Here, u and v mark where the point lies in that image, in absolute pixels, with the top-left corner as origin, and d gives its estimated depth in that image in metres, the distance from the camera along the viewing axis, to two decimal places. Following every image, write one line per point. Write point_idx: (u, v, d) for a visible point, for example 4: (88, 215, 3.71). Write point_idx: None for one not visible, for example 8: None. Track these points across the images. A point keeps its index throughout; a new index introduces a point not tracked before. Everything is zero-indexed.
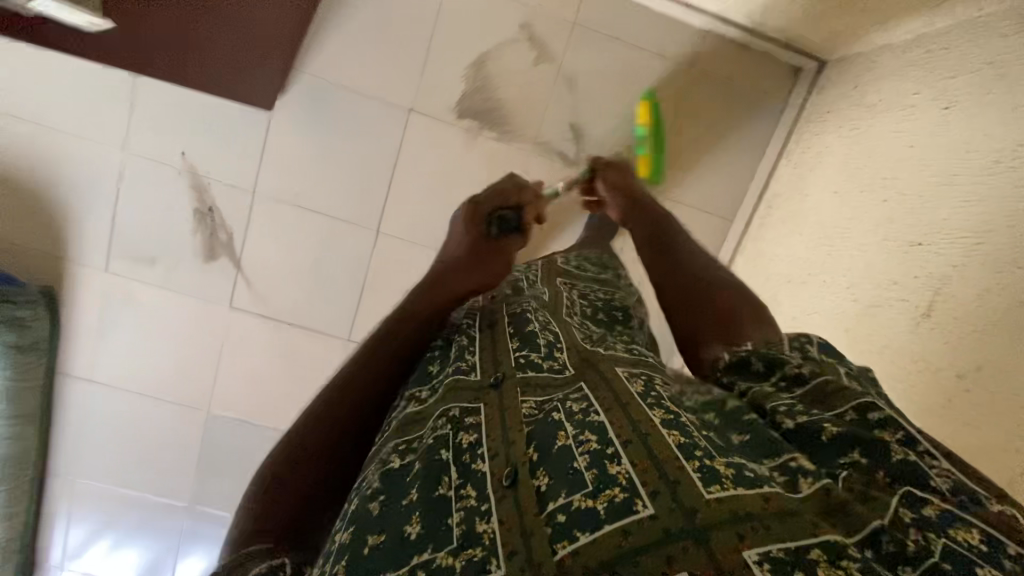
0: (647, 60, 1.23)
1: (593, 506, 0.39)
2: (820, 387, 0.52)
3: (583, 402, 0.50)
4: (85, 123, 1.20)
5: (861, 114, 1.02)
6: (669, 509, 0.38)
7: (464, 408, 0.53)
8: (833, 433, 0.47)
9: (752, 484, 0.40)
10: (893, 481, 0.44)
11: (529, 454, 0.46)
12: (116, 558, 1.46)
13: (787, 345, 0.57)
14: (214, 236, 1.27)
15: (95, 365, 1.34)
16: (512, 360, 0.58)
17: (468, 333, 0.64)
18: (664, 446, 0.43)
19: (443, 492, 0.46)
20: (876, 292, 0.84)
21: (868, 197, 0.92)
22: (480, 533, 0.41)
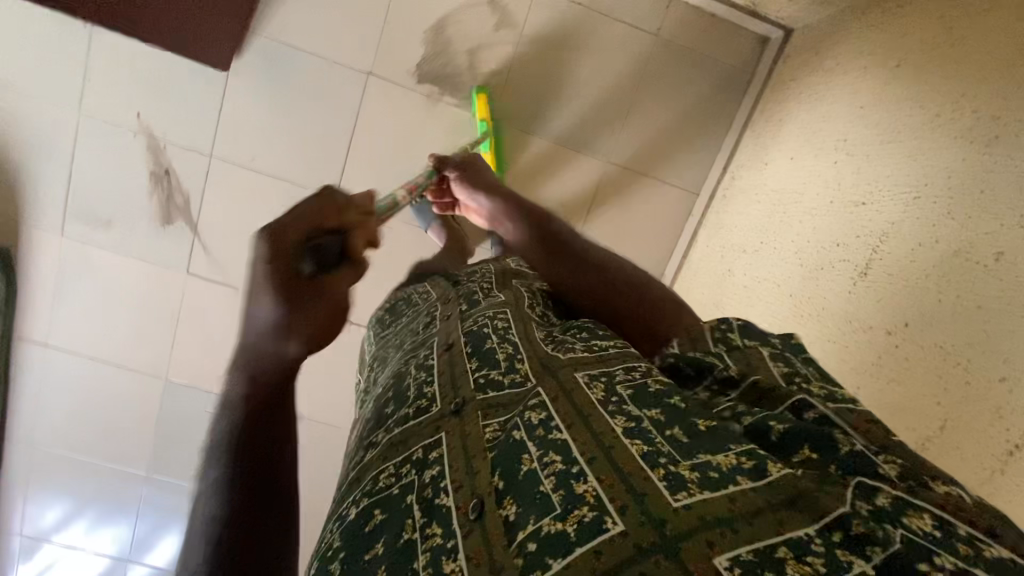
0: (611, 27, 1.20)
1: (563, 528, 0.37)
2: (754, 387, 0.49)
3: (543, 414, 0.47)
4: (36, 81, 1.18)
5: (820, 80, 0.99)
6: (638, 522, 0.37)
7: (425, 446, 0.49)
8: (781, 430, 0.43)
9: (716, 485, 0.38)
10: (845, 474, 0.39)
11: (494, 483, 0.43)
12: (90, 530, 1.49)
13: (710, 340, 0.55)
14: (171, 200, 1.26)
15: (53, 330, 1.33)
16: (471, 382, 0.54)
17: (425, 361, 0.60)
18: (628, 457, 0.41)
19: (408, 536, 0.42)
20: (820, 254, 0.82)
21: (820, 160, 0.90)
22: (448, 573, 0.39)
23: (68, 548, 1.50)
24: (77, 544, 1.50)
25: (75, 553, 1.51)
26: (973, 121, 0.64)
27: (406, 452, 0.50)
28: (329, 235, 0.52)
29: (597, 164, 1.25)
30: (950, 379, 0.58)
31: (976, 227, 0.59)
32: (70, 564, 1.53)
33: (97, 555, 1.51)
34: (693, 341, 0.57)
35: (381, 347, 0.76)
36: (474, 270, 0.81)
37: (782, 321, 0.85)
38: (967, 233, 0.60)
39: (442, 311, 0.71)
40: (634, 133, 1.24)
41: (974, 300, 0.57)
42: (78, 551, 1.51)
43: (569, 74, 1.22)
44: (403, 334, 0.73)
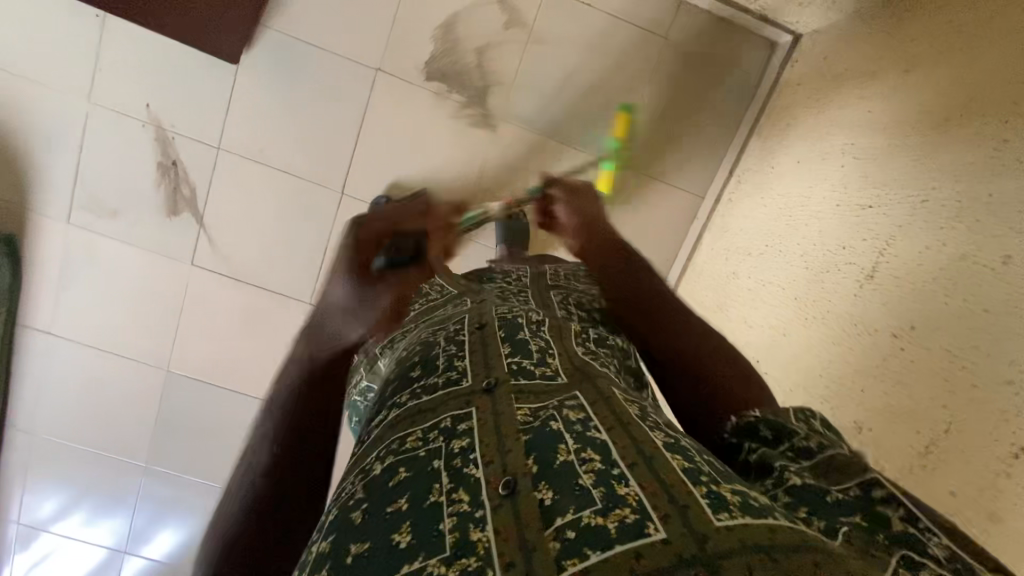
0: (620, 29, 1.21)
1: (604, 524, 0.34)
2: (827, 458, 0.42)
3: (582, 414, 0.45)
4: (48, 70, 1.19)
5: (828, 84, 0.99)
6: (681, 533, 0.34)
7: (455, 414, 0.45)
8: (837, 497, 0.38)
9: (758, 514, 0.36)
10: (891, 543, 0.35)
11: (529, 464, 0.40)
12: (86, 521, 1.48)
13: (793, 413, 0.47)
14: (177, 191, 1.26)
15: (57, 318, 1.33)
16: (506, 364, 0.50)
17: (455, 335, 0.56)
18: (670, 469, 0.39)
19: (434, 499, 0.39)
20: (826, 257, 0.81)
21: (827, 164, 0.90)
22: (475, 541, 0.35)
23: (67, 538, 1.50)
24: (76, 535, 1.50)
25: (75, 544, 1.51)
26: (982, 125, 0.64)
27: (434, 419, 0.46)
28: (407, 239, 0.68)
29: (604, 165, 1.26)
30: (957, 382, 0.57)
31: (984, 230, 0.59)
32: (69, 555, 1.52)
33: (96, 546, 1.51)
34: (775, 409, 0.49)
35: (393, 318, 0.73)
36: (509, 273, 0.79)
37: (787, 324, 0.85)
38: (975, 236, 0.60)
39: (462, 286, 0.68)
40: (640, 133, 1.24)
41: (980, 304, 0.57)
42: (77, 542, 1.50)
43: (577, 75, 1.22)
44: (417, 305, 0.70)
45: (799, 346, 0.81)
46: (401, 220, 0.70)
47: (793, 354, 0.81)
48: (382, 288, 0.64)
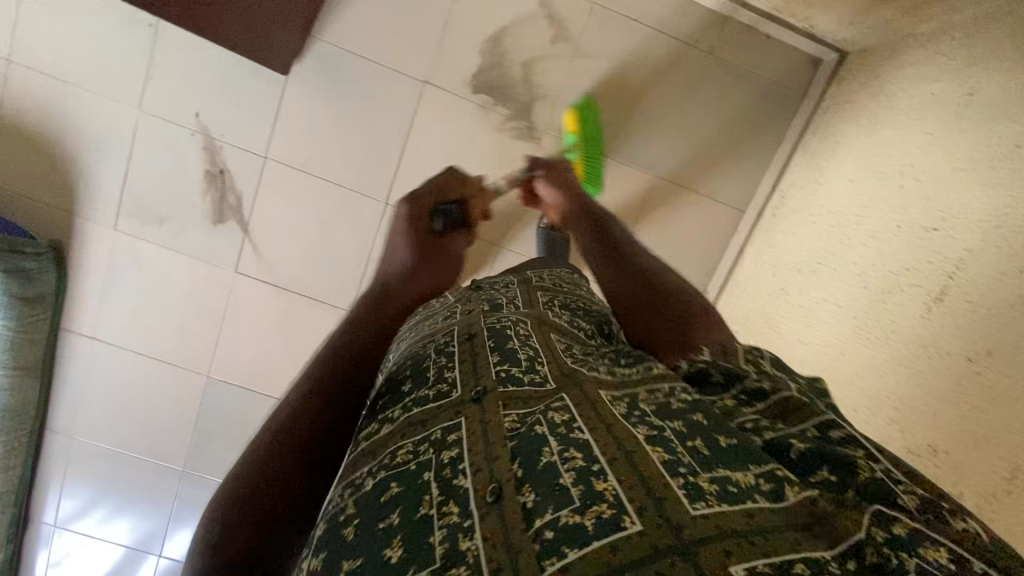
0: (666, 44, 1.22)
1: (580, 521, 0.37)
2: (782, 402, 0.51)
3: (567, 415, 0.47)
4: (101, 80, 1.21)
5: (881, 104, 1.00)
6: (657, 525, 0.36)
7: (445, 426, 0.48)
8: (800, 449, 0.45)
9: (734, 500, 0.38)
10: (862, 499, 0.40)
11: (514, 469, 0.42)
12: (116, 522, 1.51)
13: (742, 356, 0.58)
14: (223, 199, 1.27)
15: (99, 323, 1.35)
16: (493, 373, 0.54)
17: (444, 347, 0.60)
18: (647, 462, 0.41)
19: (425, 511, 0.42)
20: (887, 277, 0.82)
21: (883, 184, 0.91)
22: (464, 551, 0.37)
23: (86, 536, 1.52)
24: (93, 533, 1.52)
25: (94, 542, 1.53)
26: None
27: (426, 431, 0.49)
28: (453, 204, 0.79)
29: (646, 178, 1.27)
30: None
31: None
32: (88, 554, 1.54)
33: (114, 544, 1.53)
34: (726, 352, 0.58)
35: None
36: (500, 282, 0.81)
37: (846, 342, 0.86)
38: None
39: (463, 310, 0.68)
40: (681, 146, 1.25)
41: None
42: (94, 539, 1.53)
43: (622, 88, 1.23)
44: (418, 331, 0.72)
45: (860, 364, 0.82)
46: (445, 189, 0.81)
47: (854, 372, 0.83)
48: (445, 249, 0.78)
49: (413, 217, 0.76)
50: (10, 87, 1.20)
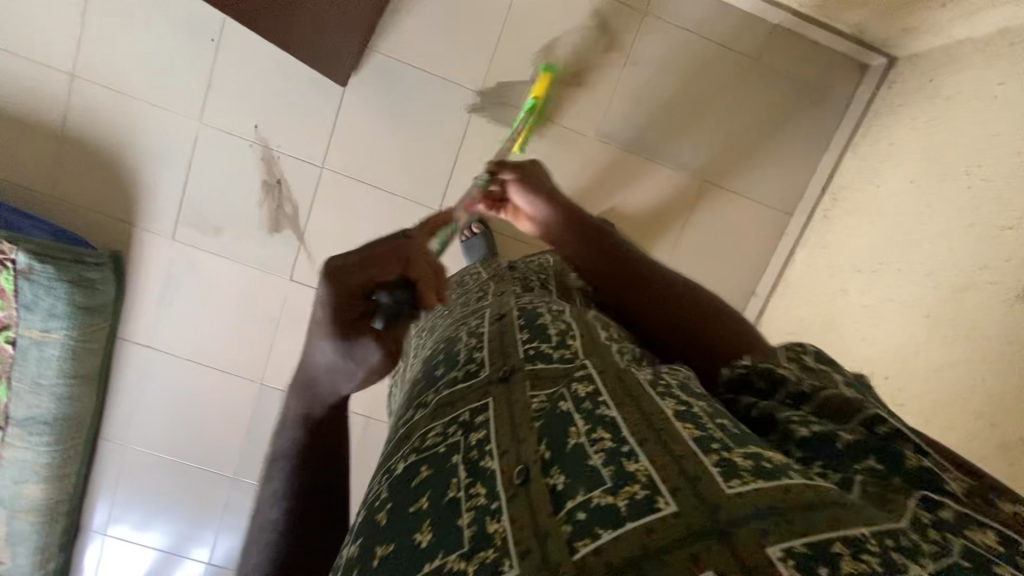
0: (715, 52, 1.24)
1: (613, 503, 0.38)
2: (827, 401, 0.51)
3: (591, 387, 0.48)
4: (164, 94, 1.23)
5: (939, 107, 1.02)
6: (693, 504, 0.36)
7: (473, 408, 0.50)
8: (847, 441, 0.45)
9: (772, 477, 0.38)
10: (905, 483, 0.41)
11: (540, 451, 0.44)
12: (159, 529, 1.51)
13: (784, 358, 0.61)
14: (280, 209, 1.30)
15: (156, 332, 1.37)
16: (520, 353, 0.56)
17: (477, 329, 0.63)
18: (680, 441, 0.41)
19: (452, 495, 0.43)
20: (963, 276, 0.84)
21: (949, 185, 0.92)
22: (492, 533, 0.39)
23: (121, 541, 1.52)
24: (129, 538, 1.52)
25: (129, 546, 1.52)
26: None
27: (455, 413, 0.51)
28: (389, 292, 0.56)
29: (694, 183, 1.30)
30: None
31: None
32: (129, 562, 1.54)
33: (148, 549, 1.52)
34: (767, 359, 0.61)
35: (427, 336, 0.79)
36: (534, 261, 0.91)
37: (918, 339, 0.88)
38: None
39: (495, 294, 0.73)
40: (714, 145, 1.28)
41: None
42: (128, 543, 1.52)
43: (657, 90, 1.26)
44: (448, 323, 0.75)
45: (936, 360, 0.84)
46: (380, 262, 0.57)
47: (931, 369, 0.84)
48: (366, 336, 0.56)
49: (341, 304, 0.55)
50: (74, 103, 1.23)
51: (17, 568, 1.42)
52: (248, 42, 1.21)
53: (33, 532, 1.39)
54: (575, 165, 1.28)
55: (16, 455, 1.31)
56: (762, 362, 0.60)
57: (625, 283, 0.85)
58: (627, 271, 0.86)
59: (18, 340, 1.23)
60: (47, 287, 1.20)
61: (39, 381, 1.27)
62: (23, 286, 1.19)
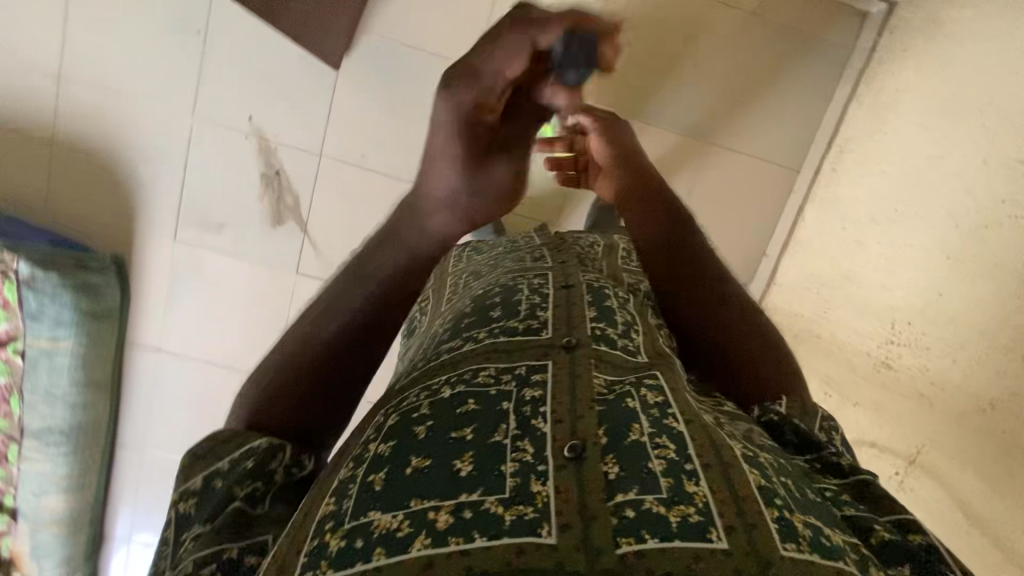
0: (711, 10, 1.22)
1: (667, 515, 0.36)
2: (861, 484, 0.49)
3: (660, 398, 0.47)
4: (154, 91, 1.21)
5: (944, 47, 0.98)
6: (745, 549, 0.35)
7: (529, 364, 0.49)
8: (885, 537, 0.43)
9: (829, 555, 0.36)
10: None
11: (600, 434, 0.42)
12: None
13: (817, 421, 0.56)
14: (281, 201, 1.28)
15: (165, 335, 1.36)
16: (587, 329, 0.54)
17: (539, 288, 0.61)
18: (745, 482, 0.39)
19: (499, 439, 0.41)
20: (982, 214, 0.82)
21: (960, 124, 0.90)
22: (535, 493, 0.37)
23: (144, 546, 1.52)
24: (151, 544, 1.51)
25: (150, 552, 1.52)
26: None
27: (510, 362, 0.49)
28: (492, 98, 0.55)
29: (698, 146, 1.28)
30: None
31: None
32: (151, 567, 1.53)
33: None
34: (803, 411, 0.57)
35: (476, 270, 0.76)
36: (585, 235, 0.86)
37: (939, 282, 0.87)
38: None
39: (554, 258, 0.70)
40: (711, 104, 1.26)
41: None
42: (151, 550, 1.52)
43: (647, 51, 1.23)
44: (501, 264, 0.72)
45: (961, 301, 0.83)
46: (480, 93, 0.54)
47: (957, 311, 0.83)
48: (499, 161, 0.60)
49: (458, 120, 0.54)
50: (63, 107, 1.21)
51: None
52: (234, 32, 1.18)
53: (59, 543, 1.38)
54: None
55: (34, 466, 1.29)
56: (798, 414, 0.57)
57: (686, 282, 0.71)
58: (693, 270, 0.72)
59: (27, 351, 1.21)
60: (51, 295, 1.18)
61: (52, 391, 1.25)
62: (27, 296, 1.17)
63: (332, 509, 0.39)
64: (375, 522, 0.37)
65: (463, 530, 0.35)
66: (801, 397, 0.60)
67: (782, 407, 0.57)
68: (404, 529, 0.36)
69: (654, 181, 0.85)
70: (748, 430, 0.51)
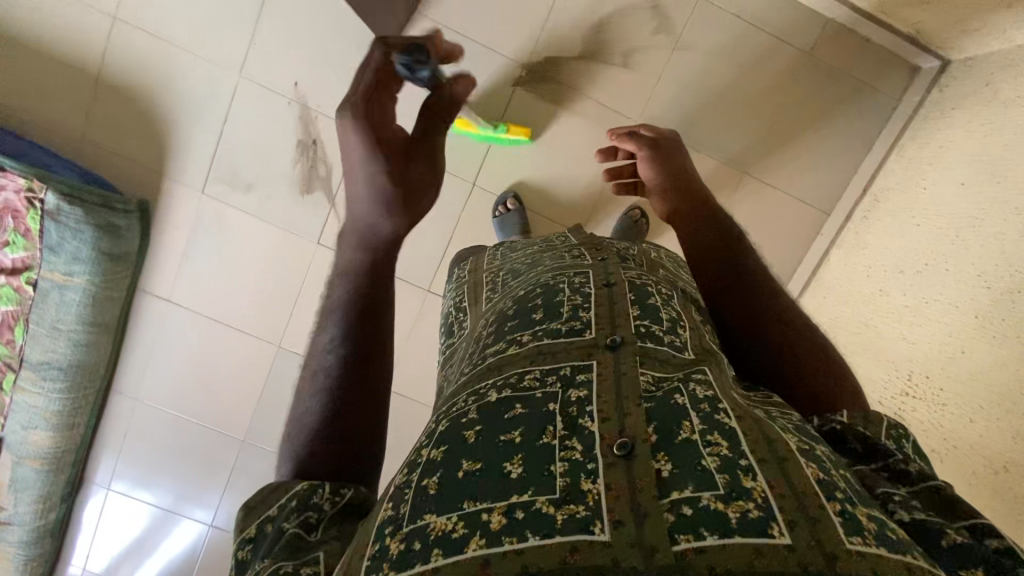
0: (766, 43, 1.22)
1: (724, 510, 0.36)
2: (933, 491, 0.46)
3: (710, 392, 0.47)
4: (206, 43, 1.22)
5: (994, 109, 0.98)
6: (808, 544, 0.35)
7: (574, 365, 0.49)
8: (956, 540, 0.41)
9: (894, 548, 0.36)
10: None
11: (649, 433, 0.42)
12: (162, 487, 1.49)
13: (884, 429, 0.53)
14: (313, 169, 1.29)
15: (175, 286, 1.35)
16: (631, 326, 0.54)
17: (581, 287, 0.61)
18: (803, 475, 0.39)
19: (547, 440, 0.42)
20: (1013, 278, 0.82)
21: (999, 187, 0.90)
22: (585, 491, 0.38)
23: (122, 496, 1.50)
24: (130, 493, 1.50)
25: (128, 501, 1.50)
26: None
27: (553, 363, 0.50)
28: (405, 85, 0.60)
29: (735, 175, 1.28)
30: None
31: None
32: (124, 518, 1.51)
33: (147, 505, 1.50)
34: (866, 420, 0.55)
35: (513, 268, 0.76)
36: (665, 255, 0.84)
37: (964, 340, 0.86)
38: None
39: (593, 256, 0.70)
40: (754, 136, 1.27)
41: None
42: (128, 500, 1.50)
43: (698, 74, 1.24)
44: (539, 263, 0.72)
45: (985, 363, 0.82)
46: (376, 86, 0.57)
47: (978, 370, 0.82)
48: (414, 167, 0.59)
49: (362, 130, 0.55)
50: (113, 47, 1.21)
51: (19, 516, 1.38)
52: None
53: (38, 480, 1.36)
54: None
55: (28, 399, 1.28)
56: (861, 424, 0.54)
57: (738, 295, 0.75)
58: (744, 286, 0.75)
59: (39, 282, 1.21)
60: (74, 230, 1.18)
61: (57, 325, 1.24)
62: (49, 227, 1.17)
63: (390, 513, 0.40)
64: (431, 524, 0.38)
65: (517, 531, 0.36)
66: (861, 409, 0.57)
67: (843, 416, 0.56)
68: (459, 530, 0.37)
69: (701, 189, 0.91)
70: (799, 423, 0.50)
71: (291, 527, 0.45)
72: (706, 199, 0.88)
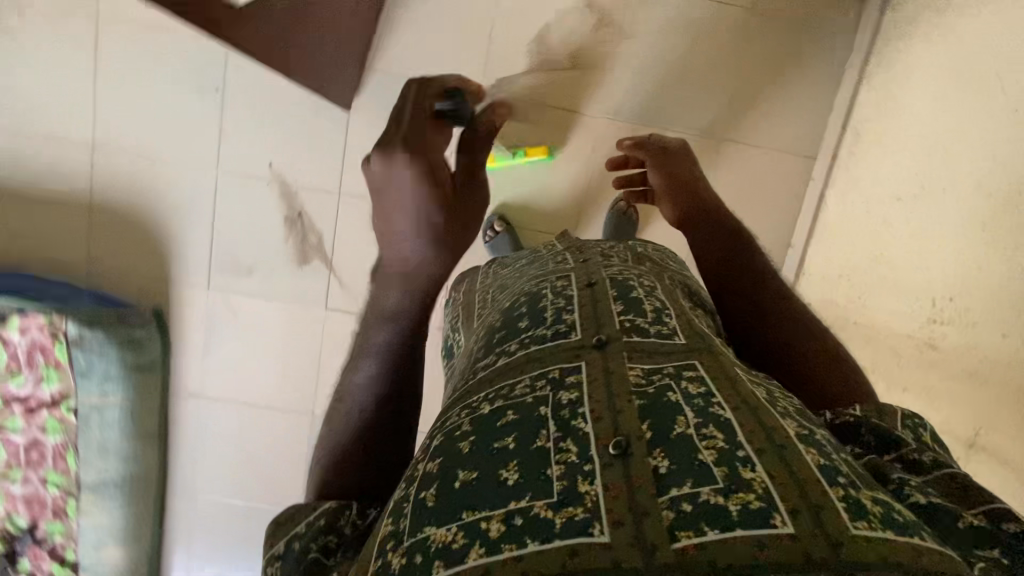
0: (707, 10, 1.22)
1: (724, 504, 0.36)
2: (949, 478, 0.46)
3: (702, 387, 0.47)
4: (180, 150, 1.27)
5: (951, 18, 0.96)
6: (813, 532, 0.34)
7: (563, 367, 0.50)
8: (971, 522, 0.40)
9: (902, 531, 0.35)
10: None
11: (643, 430, 0.42)
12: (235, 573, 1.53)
13: (899, 420, 0.54)
14: (306, 241, 1.33)
15: (205, 382, 1.40)
16: (616, 323, 0.55)
17: (564, 291, 0.61)
18: (804, 464, 0.39)
19: (541, 444, 0.42)
20: (1009, 184, 0.79)
21: (976, 95, 0.87)
22: (583, 492, 0.38)
23: None
24: None
25: None
26: None
27: (542, 368, 0.50)
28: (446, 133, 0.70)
29: (711, 144, 1.29)
30: None
31: None
32: None
33: None
34: (881, 413, 0.55)
35: (499, 285, 0.77)
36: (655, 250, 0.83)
37: (976, 256, 0.84)
38: None
39: (575, 259, 0.70)
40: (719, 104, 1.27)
41: None
42: None
43: (648, 57, 1.24)
44: (524, 274, 0.73)
45: (1002, 275, 0.79)
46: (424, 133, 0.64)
47: (998, 284, 0.80)
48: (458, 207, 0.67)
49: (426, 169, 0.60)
50: (98, 179, 1.28)
51: None
52: (243, 88, 1.24)
53: None
54: (587, 148, 1.29)
55: (92, 520, 1.35)
56: (875, 416, 0.55)
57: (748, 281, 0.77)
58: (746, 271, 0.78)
59: (79, 409, 1.28)
60: (99, 354, 1.26)
61: (105, 446, 1.32)
62: (77, 356, 1.25)
63: (390, 529, 0.42)
64: (431, 536, 0.38)
65: (516, 538, 0.36)
66: (875, 403, 0.57)
67: (856, 410, 0.56)
68: (459, 540, 0.37)
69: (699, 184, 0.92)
70: (802, 407, 0.50)
71: (315, 551, 0.47)
72: (706, 197, 0.90)
